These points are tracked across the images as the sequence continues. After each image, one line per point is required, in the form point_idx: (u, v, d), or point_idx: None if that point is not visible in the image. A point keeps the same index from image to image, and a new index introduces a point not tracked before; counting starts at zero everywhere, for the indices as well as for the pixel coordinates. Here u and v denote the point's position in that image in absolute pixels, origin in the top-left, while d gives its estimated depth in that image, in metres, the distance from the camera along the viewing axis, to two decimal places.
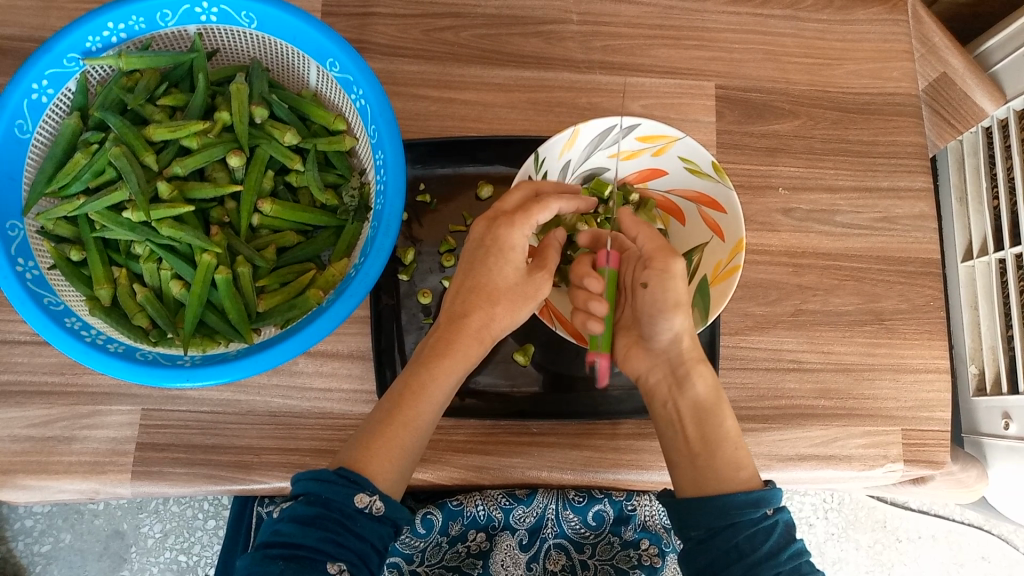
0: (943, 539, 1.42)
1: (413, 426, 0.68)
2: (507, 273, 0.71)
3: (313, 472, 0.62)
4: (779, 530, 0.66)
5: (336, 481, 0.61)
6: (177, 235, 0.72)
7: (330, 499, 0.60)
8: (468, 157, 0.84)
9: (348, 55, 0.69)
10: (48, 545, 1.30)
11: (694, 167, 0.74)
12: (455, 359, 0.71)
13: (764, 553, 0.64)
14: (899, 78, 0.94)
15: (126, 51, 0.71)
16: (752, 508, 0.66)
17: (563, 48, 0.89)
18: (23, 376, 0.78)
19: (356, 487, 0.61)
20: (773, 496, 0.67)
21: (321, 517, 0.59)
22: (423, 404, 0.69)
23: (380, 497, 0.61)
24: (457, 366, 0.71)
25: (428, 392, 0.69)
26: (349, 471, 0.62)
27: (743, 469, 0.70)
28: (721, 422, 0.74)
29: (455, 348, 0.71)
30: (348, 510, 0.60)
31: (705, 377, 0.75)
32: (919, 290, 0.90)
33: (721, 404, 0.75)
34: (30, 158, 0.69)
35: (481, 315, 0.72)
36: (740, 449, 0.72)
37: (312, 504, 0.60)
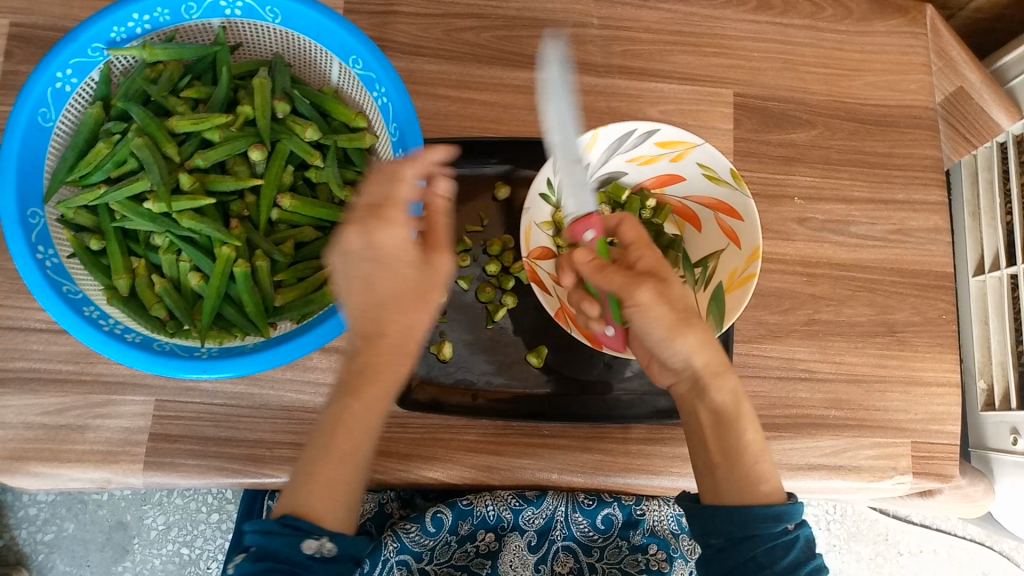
0: (944, 553, 1.42)
1: (349, 453, 0.62)
2: (400, 275, 0.63)
3: (257, 523, 0.60)
4: (798, 546, 0.64)
5: (281, 532, 0.59)
6: (197, 227, 0.73)
7: (277, 551, 0.58)
8: (486, 157, 0.84)
9: (372, 53, 0.69)
10: (51, 534, 1.30)
11: (712, 173, 0.74)
12: (382, 370, 0.64)
13: (783, 567, 0.62)
14: (917, 90, 0.94)
15: (150, 42, 0.71)
16: (773, 522, 0.63)
17: (583, 52, 0.89)
18: (37, 363, 0.78)
19: (302, 534, 0.59)
20: (795, 511, 0.64)
21: (271, 571, 0.58)
22: (359, 425, 0.63)
23: (329, 539, 0.59)
24: (382, 390, 0.64)
25: (359, 421, 0.63)
26: (293, 517, 0.59)
27: (761, 483, 0.66)
28: (737, 432, 0.68)
29: (376, 368, 0.64)
30: (298, 559, 0.58)
31: (722, 387, 0.69)
32: (932, 302, 0.90)
33: (740, 413, 0.69)
34: (53, 146, 0.69)
35: (400, 327, 0.64)
36: (761, 459, 0.67)
37: (261, 559, 0.59)
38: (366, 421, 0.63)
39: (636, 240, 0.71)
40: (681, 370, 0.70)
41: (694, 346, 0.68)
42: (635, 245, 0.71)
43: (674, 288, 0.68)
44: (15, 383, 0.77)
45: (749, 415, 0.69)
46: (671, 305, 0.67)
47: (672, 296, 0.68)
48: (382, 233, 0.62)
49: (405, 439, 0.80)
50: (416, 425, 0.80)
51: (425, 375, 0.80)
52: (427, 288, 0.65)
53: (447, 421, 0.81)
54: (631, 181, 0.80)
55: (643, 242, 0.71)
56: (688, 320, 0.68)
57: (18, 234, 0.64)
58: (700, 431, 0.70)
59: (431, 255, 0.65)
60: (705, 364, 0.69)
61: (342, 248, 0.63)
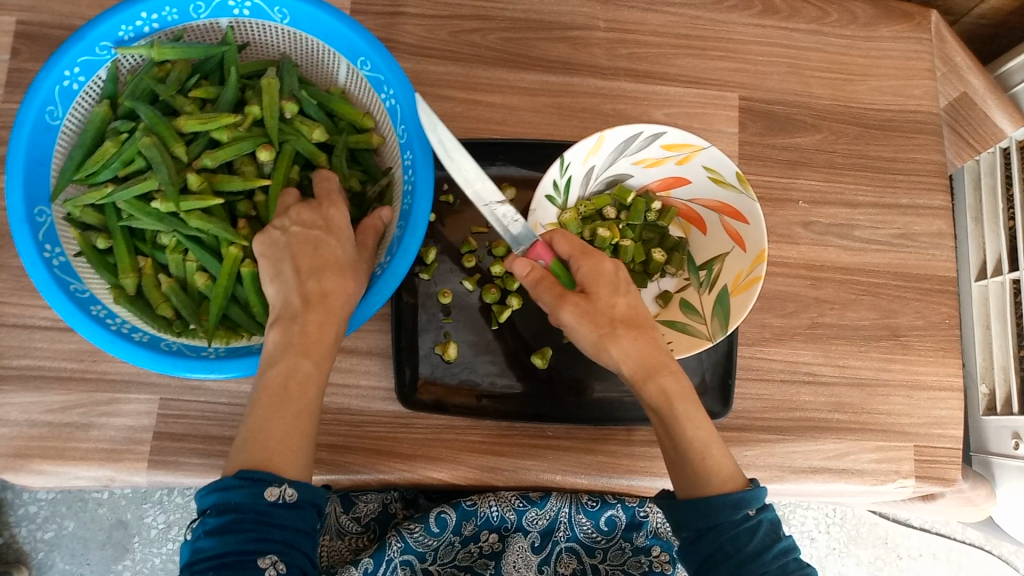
0: (943, 557, 1.43)
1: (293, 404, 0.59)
2: (341, 247, 0.65)
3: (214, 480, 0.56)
4: (763, 529, 0.63)
5: (241, 485, 0.55)
6: (206, 226, 0.73)
7: (238, 504, 0.55)
8: (491, 159, 0.84)
9: (381, 55, 0.69)
10: (51, 533, 1.29)
11: (717, 176, 0.74)
12: (314, 335, 0.61)
13: (748, 553, 0.62)
14: (921, 96, 0.95)
15: (158, 41, 0.71)
16: (733, 509, 0.63)
17: (588, 54, 0.90)
18: (42, 361, 0.78)
19: (262, 483, 0.55)
20: (754, 496, 0.64)
21: (235, 524, 0.55)
22: (299, 389, 0.59)
23: (290, 485, 0.56)
24: (323, 343, 0.62)
25: (302, 376, 0.60)
26: (249, 470, 0.56)
27: (712, 476, 0.65)
28: (679, 431, 0.67)
29: (309, 326, 0.61)
30: (261, 510, 0.55)
31: (648, 391, 0.68)
32: (935, 306, 0.90)
33: (671, 411, 0.67)
34: (61, 145, 0.69)
35: (333, 290, 0.63)
36: (709, 453, 0.66)
37: (224, 512, 0.55)
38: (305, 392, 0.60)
39: (573, 251, 0.71)
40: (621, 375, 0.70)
41: (628, 350, 0.68)
42: (574, 257, 0.71)
43: (602, 297, 0.69)
44: (20, 380, 0.77)
45: (688, 411, 0.67)
46: (590, 317, 0.68)
47: (606, 307, 0.69)
48: (331, 212, 0.67)
49: (409, 439, 0.80)
50: (420, 425, 0.80)
51: (429, 375, 0.80)
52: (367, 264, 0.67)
53: (451, 422, 0.81)
54: (637, 183, 0.80)
55: (585, 253, 0.71)
56: (614, 329, 0.68)
57: (24, 233, 0.64)
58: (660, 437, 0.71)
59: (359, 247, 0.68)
60: (637, 367, 0.68)
61: (287, 227, 0.66)
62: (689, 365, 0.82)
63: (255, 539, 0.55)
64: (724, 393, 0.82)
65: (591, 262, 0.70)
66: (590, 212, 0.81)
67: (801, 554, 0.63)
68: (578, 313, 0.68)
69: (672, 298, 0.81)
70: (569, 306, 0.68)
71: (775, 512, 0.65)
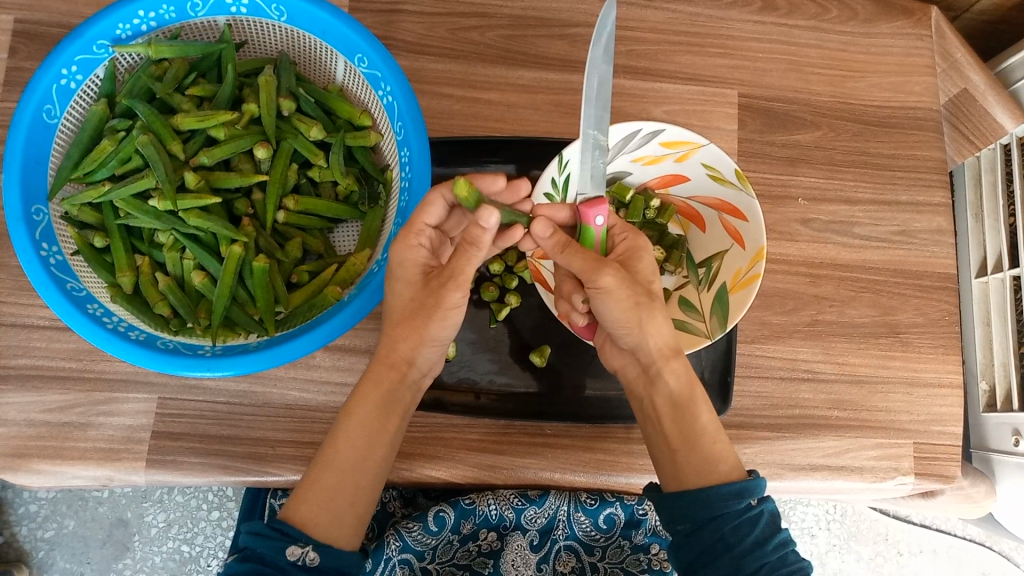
0: (943, 554, 1.43)
1: (340, 465, 0.66)
2: (407, 292, 0.68)
3: (249, 527, 0.62)
4: (764, 520, 0.64)
5: (269, 535, 0.61)
6: (204, 224, 0.73)
7: (263, 554, 0.60)
8: (489, 157, 0.84)
9: (377, 51, 0.69)
10: (52, 531, 1.30)
11: (717, 174, 0.74)
12: (369, 392, 0.69)
13: (750, 544, 0.63)
14: (921, 92, 0.94)
15: (155, 39, 0.71)
16: (736, 499, 0.64)
17: (587, 52, 0.89)
18: (40, 360, 0.78)
19: (289, 539, 0.61)
20: (755, 485, 0.65)
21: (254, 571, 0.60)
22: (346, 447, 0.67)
23: (313, 548, 0.61)
24: (374, 404, 0.69)
25: (349, 434, 0.68)
26: (281, 522, 0.62)
27: (722, 461, 0.68)
28: (694, 417, 0.70)
29: (368, 380, 0.70)
30: (281, 564, 0.60)
31: (675, 369, 0.71)
32: (935, 303, 0.90)
33: (693, 395, 0.71)
34: (57, 144, 0.69)
35: (397, 344, 0.70)
36: (720, 440, 0.69)
37: (247, 560, 0.61)
38: (360, 453, 0.67)
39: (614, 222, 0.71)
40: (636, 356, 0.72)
41: (665, 329, 0.70)
42: (618, 225, 0.71)
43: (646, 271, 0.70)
44: (18, 380, 0.77)
45: (703, 399, 0.72)
46: (632, 284, 0.67)
47: (648, 279, 0.69)
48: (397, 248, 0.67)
49: (408, 437, 0.80)
50: (419, 423, 0.80)
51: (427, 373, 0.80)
52: (444, 306, 0.67)
53: (449, 420, 0.81)
54: (636, 181, 0.80)
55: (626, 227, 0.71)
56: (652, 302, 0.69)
57: (21, 232, 0.64)
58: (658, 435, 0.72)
59: (451, 285, 0.66)
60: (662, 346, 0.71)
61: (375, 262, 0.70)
62: (688, 363, 0.82)
63: None
64: (723, 389, 0.82)
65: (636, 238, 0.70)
66: None
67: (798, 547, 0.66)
68: (618, 280, 0.66)
69: (671, 296, 0.81)
70: (612, 270, 0.66)
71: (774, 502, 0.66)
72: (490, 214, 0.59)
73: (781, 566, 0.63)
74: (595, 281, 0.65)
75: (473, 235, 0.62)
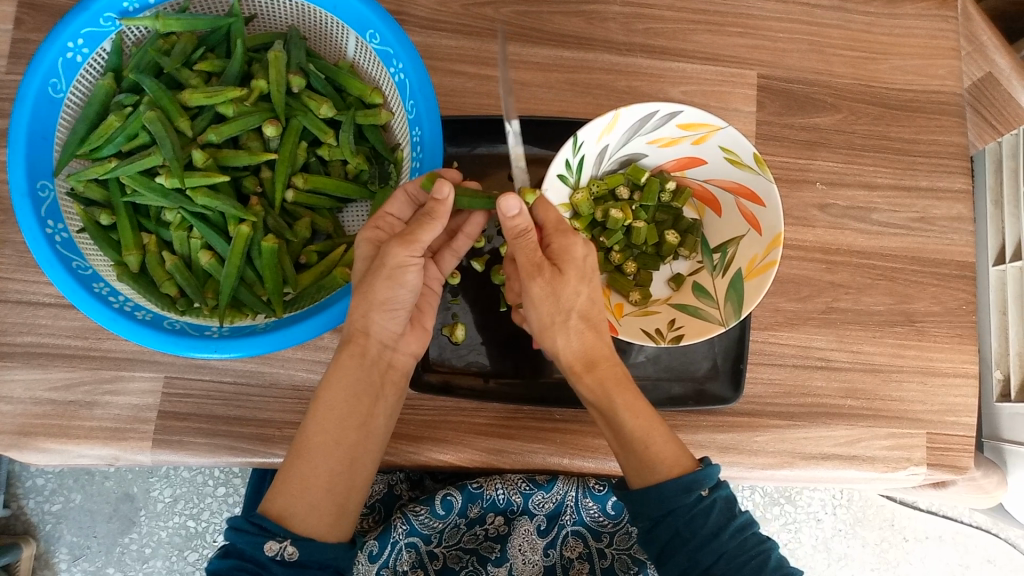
0: (948, 540, 1.42)
1: (311, 451, 0.66)
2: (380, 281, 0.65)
3: (232, 521, 0.63)
4: (717, 508, 0.65)
5: (249, 531, 0.62)
6: (212, 204, 0.72)
7: (243, 549, 0.62)
8: (501, 136, 0.82)
9: (390, 28, 0.68)
10: (58, 504, 1.30)
11: (734, 157, 0.73)
12: (340, 376, 0.68)
13: (705, 534, 0.65)
14: (945, 76, 0.92)
15: (163, 12, 0.69)
16: (686, 493, 0.65)
17: (604, 29, 0.87)
18: (46, 338, 0.77)
19: (267, 534, 0.61)
20: (705, 475, 0.65)
21: (236, 569, 0.61)
22: (319, 435, 0.67)
23: (292, 542, 0.61)
24: (355, 391, 0.68)
25: (328, 421, 0.67)
26: (258, 517, 0.62)
27: (660, 464, 0.67)
28: (619, 422, 0.68)
29: (346, 370, 0.68)
30: (260, 559, 0.61)
31: (587, 383, 0.70)
32: (952, 292, 0.88)
33: (612, 403, 0.68)
34: (63, 118, 0.68)
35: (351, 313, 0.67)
36: (652, 443, 0.68)
37: (230, 555, 0.62)
38: (332, 436, 0.67)
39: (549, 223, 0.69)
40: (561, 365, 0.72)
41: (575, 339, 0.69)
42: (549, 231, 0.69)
43: (570, 281, 0.68)
44: (24, 357, 0.76)
45: (628, 400, 0.69)
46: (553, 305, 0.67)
47: (570, 300, 0.68)
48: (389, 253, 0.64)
49: (416, 421, 0.79)
50: (427, 407, 0.79)
51: (438, 357, 0.80)
52: (389, 264, 0.64)
53: (458, 404, 0.80)
54: (652, 163, 0.78)
55: (559, 229, 0.69)
56: (568, 319, 0.68)
57: (26, 208, 0.63)
58: (604, 433, 0.72)
59: (397, 243, 0.64)
60: (579, 359, 0.70)
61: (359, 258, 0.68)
62: (700, 350, 0.82)
63: None
64: (735, 376, 0.81)
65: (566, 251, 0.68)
66: (602, 192, 0.79)
67: (758, 529, 0.67)
68: (548, 288, 0.67)
69: (685, 281, 0.80)
70: (539, 280, 0.67)
71: (729, 488, 0.67)
72: (445, 188, 0.63)
73: (741, 553, 0.65)
74: (526, 287, 0.68)
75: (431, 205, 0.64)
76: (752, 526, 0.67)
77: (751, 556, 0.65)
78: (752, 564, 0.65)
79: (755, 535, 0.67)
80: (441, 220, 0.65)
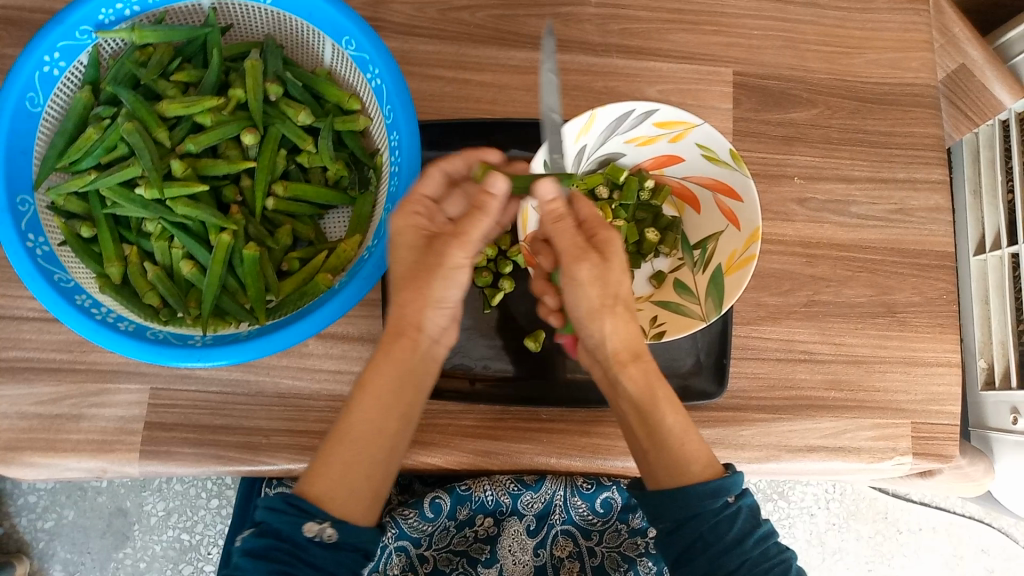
0: (942, 531, 1.43)
1: (352, 437, 0.64)
2: (439, 282, 0.66)
3: (265, 500, 0.61)
4: (742, 515, 0.66)
5: (286, 511, 0.60)
6: (192, 213, 0.72)
7: (279, 529, 0.60)
8: (481, 139, 0.83)
9: (364, 33, 0.68)
10: (51, 522, 1.30)
11: (711, 154, 0.73)
12: (389, 365, 0.66)
13: (729, 541, 0.64)
14: (919, 68, 0.93)
15: (139, 24, 0.70)
16: (713, 498, 0.65)
17: (579, 31, 0.88)
18: (30, 352, 0.77)
19: (306, 515, 0.60)
20: (732, 482, 0.65)
21: (272, 548, 0.59)
22: (365, 424, 0.65)
23: (331, 525, 0.60)
24: (401, 377, 0.66)
25: (377, 409, 0.65)
26: (297, 497, 0.60)
27: (692, 463, 0.66)
28: (660, 420, 0.68)
29: (392, 355, 0.66)
30: (298, 540, 0.59)
31: (631, 374, 0.69)
32: (932, 282, 0.89)
33: (654, 398, 0.68)
34: (41, 132, 0.68)
35: (407, 310, 0.66)
36: (687, 443, 0.67)
37: (264, 534, 0.60)
38: (376, 423, 0.65)
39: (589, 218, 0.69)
40: (599, 353, 0.70)
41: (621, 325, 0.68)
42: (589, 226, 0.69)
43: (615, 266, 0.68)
44: (9, 372, 0.76)
45: (666, 397, 0.69)
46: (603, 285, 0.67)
47: (617, 283, 0.67)
48: (452, 253, 0.65)
49: None
50: None
51: None
52: (447, 265, 0.65)
53: (445, 406, 0.80)
54: (631, 162, 0.79)
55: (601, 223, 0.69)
56: (617, 305, 0.68)
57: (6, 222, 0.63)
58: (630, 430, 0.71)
59: (454, 242, 0.65)
60: (622, 349, 0.69)
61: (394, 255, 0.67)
62: (684, 345, 0.82)
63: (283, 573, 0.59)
64: (719, 370, 0.81)
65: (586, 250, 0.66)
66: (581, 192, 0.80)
67: (778, 538, 0.67)
68: (596, 272, 0.66)
69: (666, 279, 0.81)
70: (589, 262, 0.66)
71: (751, 496, 0.67)
72: (547, 186, 0.64)
73: (761, 560, 0.65)
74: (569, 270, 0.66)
75: (479, 201, 0.65)
76: (772, 535, 0.67)
77: (771, 563, 0.66)
78: (775, 572, 0.65)
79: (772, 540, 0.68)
80: (490, 214, 0.65)
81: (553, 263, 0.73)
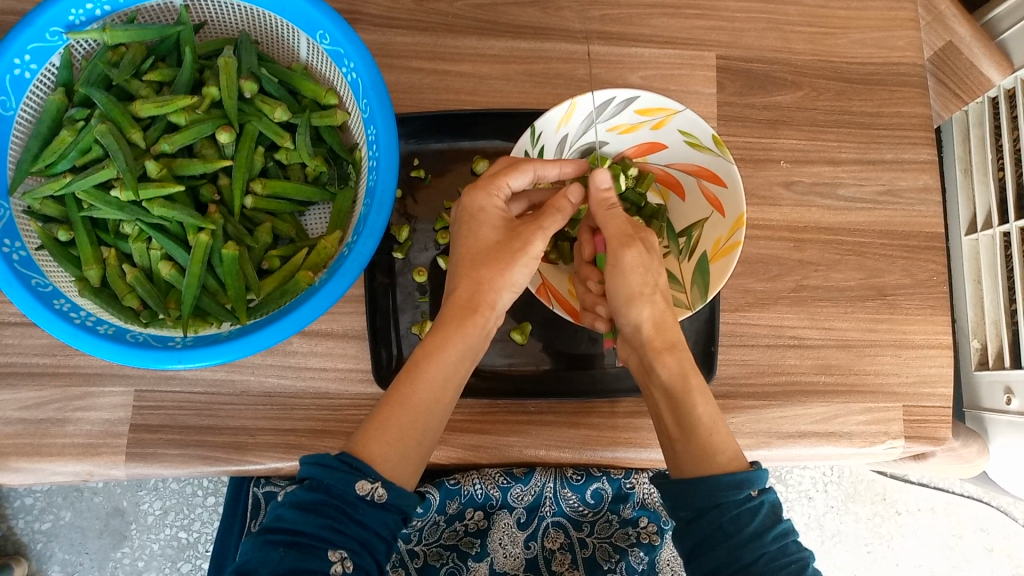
0: (941, 511, 1.43)
1: (415, 404, 0.65)
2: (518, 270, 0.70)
3: (315, 456, 0.60)
4: (765, 510, 0.65)
5: (338, 468, 0.59)
6: (169, 214, 0.71)
7: (331, 485, 0.59)
8: (462, 131, 0.82)
9: (340, 28, 0.67)
10: (48, 523, 1.30)
11: (694, 140, 0.72)
12: (456, 334, 0.69)
13: (748, 535, 0.63)
14: (905, 47, 0.92)
15: (110, 24, 0.69)
16: (736, 490, 0.64)
17: (559, 18, 0.87)
18: (14, 357, 0.77)
19: (358, 474, 0.59)
20: (757, 476, 0.65)
21: (323, 504, 0.58)
22: (426, 393, 0.66)
23: (382, 484, 0.60)
24: (465, 352, 0.69)
25: (437, 379, 0.67)
26: (350, 457, 0.60)
27: (720, 453, 0.67)
28: (692, 407, 0.70)
29: (457, 329, 0.69)
30: (349, 497, 0.58)
31: (667, 362, 0.71)
32: (922, 264, 0.88)
33: (686, 385, 0.70)
34: (14, 136, 0.68)
35: (484, 288, 0.70)
36: (716, 432, 0.69)
37: (313, 490, 0.59)
38: (435, 394, 0.67)
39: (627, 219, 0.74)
40: (635, 341, 0.73)
41: (658, 312, 0.71)
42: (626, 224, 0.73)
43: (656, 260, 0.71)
44: None
45: (699, 388, 0.71)
46: (647, 274, 0.70)
47: (656, 274, 0.71)
48: (535, 243, 0.70)
49: None
50: None
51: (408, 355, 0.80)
52: (530, 254, 0.70)
53: None
54: (613, 150, 0.78)
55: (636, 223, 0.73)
56: (655, 294, 0.71)
57: None
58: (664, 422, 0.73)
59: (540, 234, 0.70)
60: (657, 337, 0.72)
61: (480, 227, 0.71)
62: None
63: (331, 529, 0.57)
64: (707, 359, 0.81)
65: (631, 239, 0.70)
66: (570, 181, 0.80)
67: (799, 536, 0.66)
68: (640, 260, 0.70)
69: None
70: (632, 249, 0.70)
71: (774, 493, 0.66)
72: (603, 175, 0.71)
73: (782, 557, 0.63)
74: (616, 256, 0.70)
75: (558, 202, 0.71)
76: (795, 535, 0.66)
77: (791, 561, 0.63)
78: (794, 568, 0.63)
79: (797, 543, 0.66)
80: (565, 211, 0.71)
81: (593, 253, 0.78)
